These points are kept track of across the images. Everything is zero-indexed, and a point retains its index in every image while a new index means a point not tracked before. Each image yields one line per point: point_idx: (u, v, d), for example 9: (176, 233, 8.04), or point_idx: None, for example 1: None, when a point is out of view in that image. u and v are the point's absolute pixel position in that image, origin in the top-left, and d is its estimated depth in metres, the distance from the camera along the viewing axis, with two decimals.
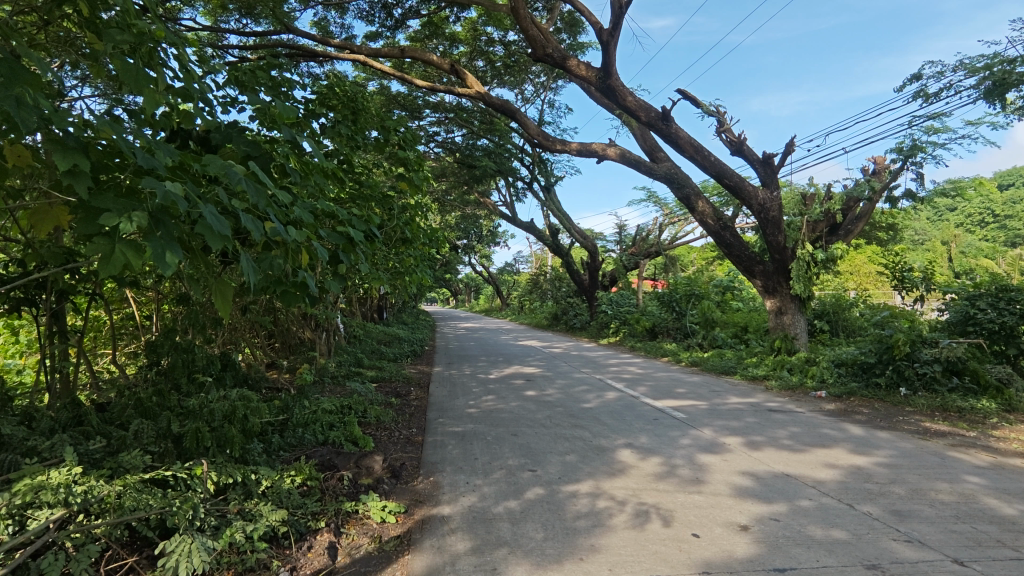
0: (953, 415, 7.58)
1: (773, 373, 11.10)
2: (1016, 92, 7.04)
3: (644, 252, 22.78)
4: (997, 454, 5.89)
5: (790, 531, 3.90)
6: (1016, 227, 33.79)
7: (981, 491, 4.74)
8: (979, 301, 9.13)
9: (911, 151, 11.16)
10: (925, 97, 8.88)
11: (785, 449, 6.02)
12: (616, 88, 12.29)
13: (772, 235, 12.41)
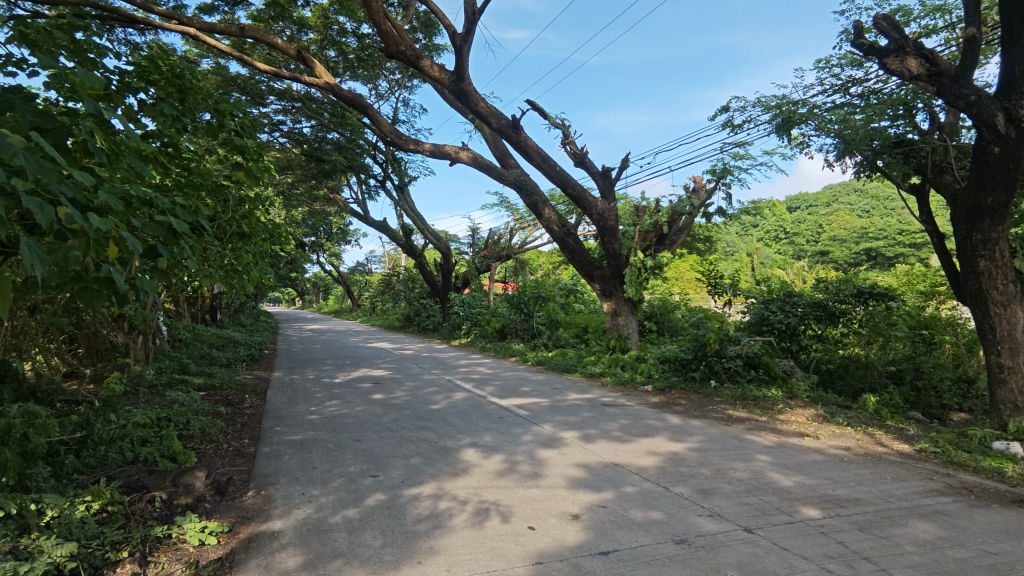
0: (750, 403, 8.81)
1: (608, 369, 12.04)
2: (797, 129, 8.35)
3: (496, 255, 23.43)
4: (781, 435, 6.97)
5: (614, 516, 4.24)
6: (800, 243, 40.25)
7: (768, 467, 5.57)
8: (771, 305, 10.69)
9: (722, 173, 12.77)
10: (731, 128, 10.20)
11: (614, 440, 6.55)
12: (469, 92, 12.46)
13: (609, 243, 13.45)
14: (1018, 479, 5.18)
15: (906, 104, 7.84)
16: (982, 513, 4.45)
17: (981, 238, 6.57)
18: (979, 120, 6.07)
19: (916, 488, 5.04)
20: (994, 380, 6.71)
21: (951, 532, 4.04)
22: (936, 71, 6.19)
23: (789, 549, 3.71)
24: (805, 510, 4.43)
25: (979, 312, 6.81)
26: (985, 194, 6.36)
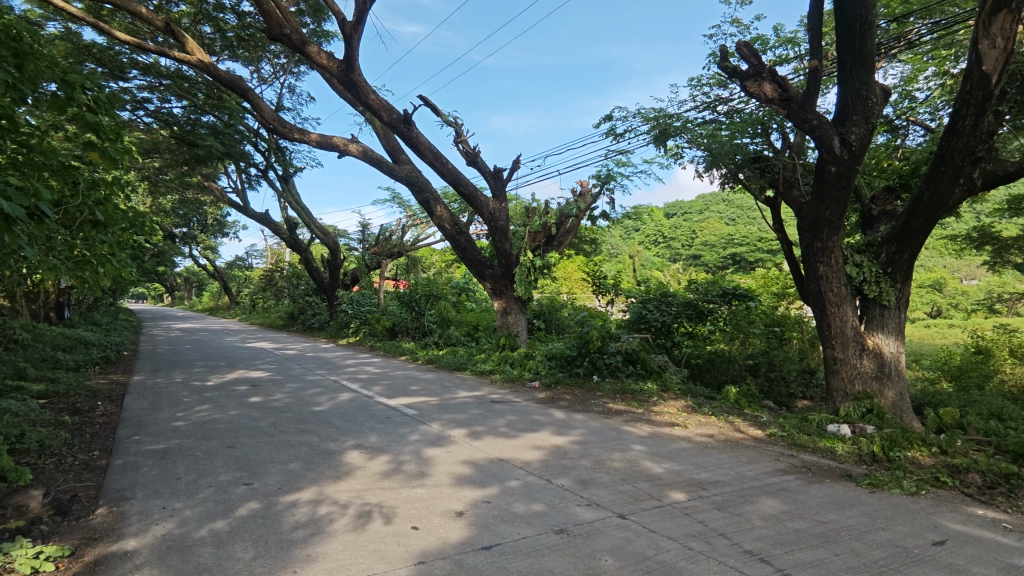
0: (628, 396, 9.36)
1: (498, 366, 12.23)
2: (672, 140, 8.98)
3: (386, 252, 22.90)
4: (654, 425, 7.49)
5: (498, 511, 4.32)
6: (676, 247, 43.41)
7: (642, 456, 5.95)
8: (648, 304, 11.42)
9: (606, 178, 13.41)
10: (613, 136, 10.75)
11: (501, 437, 6.66)
12: (359, 84, 12.06)
13: (500, 242, 13.66)
14: (846, 456, 5.97)
15: (763, 123, 8.73)
16: (817, 488, 5.07)
17: (821, 247, 7.47)
18: (820, 142, 6.90)
19: (766, 469, 5.63)
20: (830, 370, 7.67)
21: (792, 507, 4.56)
22: (787, 96, 6.95)
23: (656, 532, 3.99)
24: (672, 495, 4.79)
25: (819, 311, 7.73)
26: (823, 208, 7.24)
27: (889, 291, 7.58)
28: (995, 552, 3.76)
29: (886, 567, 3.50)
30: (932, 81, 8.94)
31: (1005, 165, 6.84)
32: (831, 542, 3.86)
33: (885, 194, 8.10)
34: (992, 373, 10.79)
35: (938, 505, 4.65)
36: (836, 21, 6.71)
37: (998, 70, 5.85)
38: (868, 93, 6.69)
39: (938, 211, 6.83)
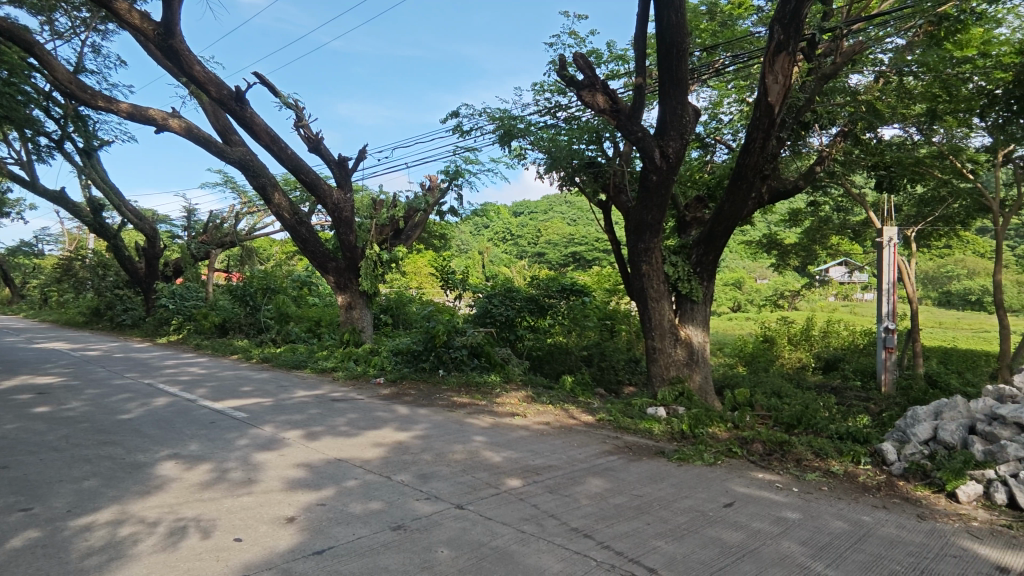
0: (473, 389, 9.56)
1: (340, 364, 11.74)
2: (516, 141, 9.33)
3: (216, 241, 20.80)
4: (495, 416, 7.74)
5: (333, 513, 4.16)
6: (523, 244, 45.12)
7: (483, 446, 6.12)
8: (494, 299, 11.64)
9: (454, 175, 13.52)
10: (460, 133, 10.86)
11: (340, 436, 6.42)
12: (181, 52, 10.83)
13: (344, 234, 13.09)
14: (661, 435, 6.71)
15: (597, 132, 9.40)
16: (636, 465, 5.62)
17: (644, 248, 8.27)
18: (644, 152, 7.62)
19: (594, 451, 6.12)
20: (651, 358, 8.56)
21: (613, 484, 5.01)
22: (617, 108, 7.56)
23: (492, 519, 4.14)
24: (509, 481, 5.00)
25: (642, 305, 8.56)
26: (646, 212, 8.04)
27: (697, 288, 8.61)
28: (769, 508, 4.47)
29: (686, 530, 3.99)
30: (733, 106, 10.32)
31: (785, 183, 8.12)
32: (644, 513, 4.31)
33: (697, 203, 9.17)
34: (774, 357, 12.82)
35: (729, 472, 5.42)
36: (658, 45, 7.40)
37: (779, 102, 6.90)
38: (682, 112, 7.53)
39: (736, 219, 7.94)
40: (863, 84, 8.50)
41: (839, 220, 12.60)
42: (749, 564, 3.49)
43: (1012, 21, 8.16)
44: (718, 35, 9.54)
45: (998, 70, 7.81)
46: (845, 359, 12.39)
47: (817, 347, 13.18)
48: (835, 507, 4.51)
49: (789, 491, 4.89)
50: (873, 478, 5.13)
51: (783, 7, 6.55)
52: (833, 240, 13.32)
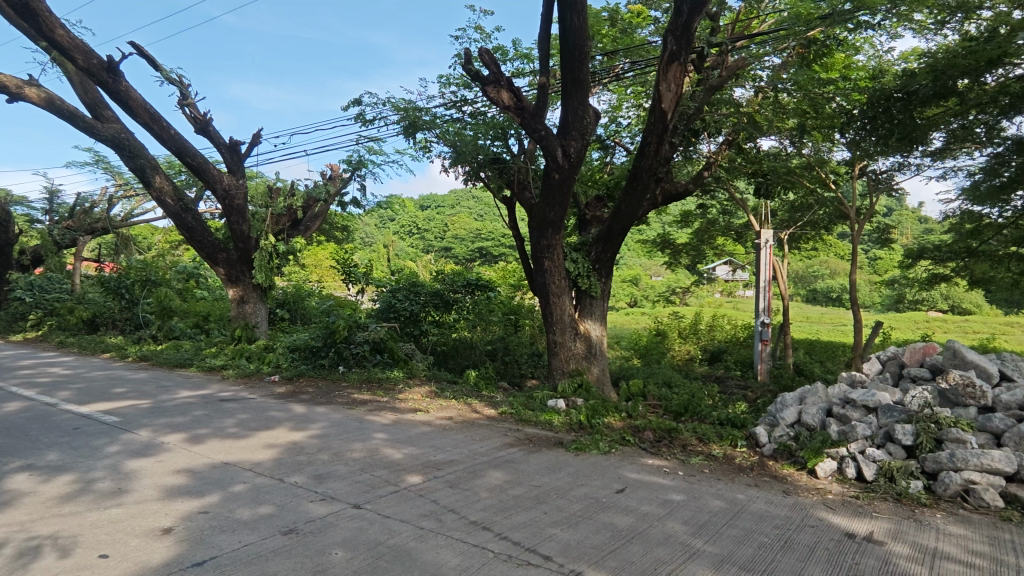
0: (374, 385, 9.33)
1: (231, 362, 11.00)
2: (421, 133, 9.21)
3: (85, 228, 18.70)
4: (398, 412, 7.61)
5: (217, 520, 3.90)
6: (430, 238, 44.59)
7: (383, 443, 6.00)
8: (398, 293, 11.57)
9: (357, 165, 13.10)
10: (362, 122, 10.51)
11: (228, 438, 6.03)
12: (38, 13, 9.73)
13: (236, 223, 12.27)
14: (560, 426, 6.93)
15: (502, 129, 9.51)
16: (536, 456, 5.76)
17: (547, 244, 8.47)
18: (547, 151, 7.79)
19: (495, 444, 6.19)
20: (552, 352, 8.81)
21: (513, 476, 5.10)
22: (521, 106, 7.67)
23: (390, 517, 4.07)
24: (409, 478, 4.94)
25: (544, 300, 8.78)
26: (549, 209, 8.22)
27: (596, 284, 8.95)
28: (657, 491, 4.76)
29: (581, 517, 4.15)
30: (631, 110, 10.81)
31: (677, 185, 8.63)
32: (542, 502, 4.43)
33: (596, 203, 9.53)
34: (666, 350, 13.60)
35: (622, 459, 5.70)
36: (561, 46, 7.58)
37: (672, 108, 7.30)
38: (583, 113, 7.78)
39: (632, 219, 8.34)
40: (745, 97, 9.20)
41: (724, 222, 13.59)
42: (637, 545, 3.69)
43: (869, 49, 9.16)
44: (618, 42, 9.91)
45: (856, 92, 8.74)
46: (727, 351, 13.46)
47: (704, 340, 14.15)
48: (715, 488, 4.88)
49: (675, 475, 5.22)
50: (748, 459, 5.61)
51: (675, 19, 6.93)
52: (719, 241, 14.31)
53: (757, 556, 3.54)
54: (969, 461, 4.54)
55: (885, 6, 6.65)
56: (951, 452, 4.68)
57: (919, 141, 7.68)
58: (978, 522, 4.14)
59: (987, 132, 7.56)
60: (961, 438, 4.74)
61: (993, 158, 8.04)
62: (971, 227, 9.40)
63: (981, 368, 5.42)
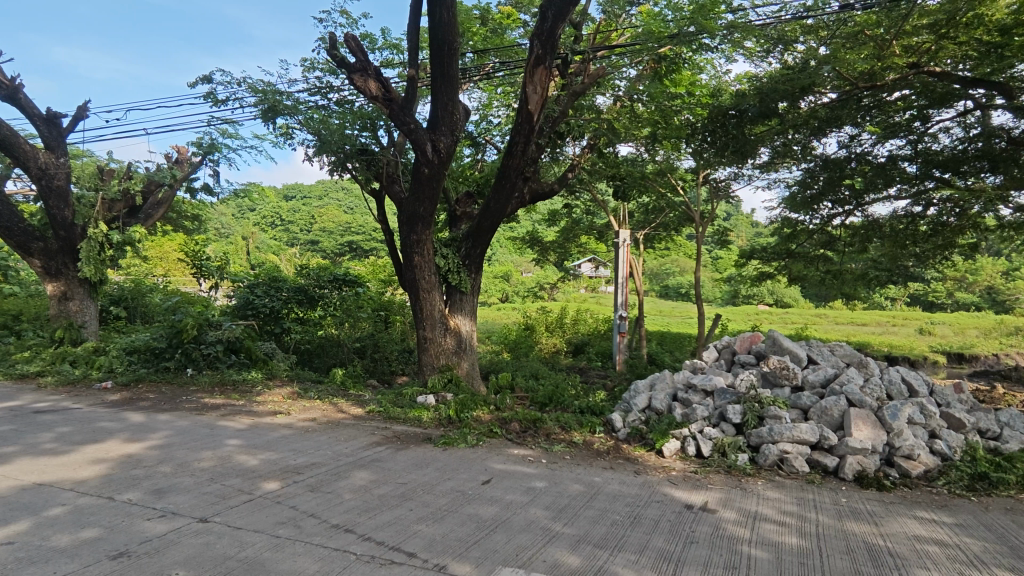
0: (228, 388, 8.61)
1: (50, 367, 9.55)
2: (282, 118, 8.63)
3: None
4: (254, 416, 7.10)
5: (25, 551, 3.37)
6: (295, 231, 42.07)
7: (236, 450, 5.56)
8: (257, 289, 11.04)
9: (208, 148, 11.96)
10: (213, 102, 9.64)
11: (43, 455, 5.23)
12: None
13: (56, 208, 10.67)
14: (429, 422, 6.92)
15: (371, 120, 9.25)
16: (403, 454, 5.69)
17: (416, 239, 8.40)
18: (416, 145, 7.72)
19: (361, 444, 6.02)
20: (422, 348, 8.77)
21: (379, 475, 5.00)
22: (388, 97, 7.56)
23: (241, 528, 3.79)
24: (265, 485, 4.63)
25: (414, 296, 8.71)
26: (419, 204, 8.14)
27: (466, 280, 9.02)
28: (521, 480, 4.93)
29: (446, 511, 4.17)
30: (501, 110, 11.04)
31: (543, 185, 8.96)
32: (407, 500, 4.39)
33: (466, 199, 9.61)
34: (534, 343, 14.07)
35: (489, 451, 5.83)
36: (430, 40, 7.53)
37: (538, 110, 7.56)
38: (453, 109, 7.78)
39: (500, 216, 8.51)
40: (606, 104, 9.77)
41: (587, 222, 14.35)
42: (501, 533, 3.80)
43: (711, 70, 10.17)
44: (488, 41, 10.05)
45: (699, 107, 9.67)
46: (589, 343, 14.34)
47: (569, 333, 14.88)
48: (574, 472, 5.16)
49: (539, 463, 5.45)
50: (605, 443, 6.00)
51: (541, 24, 7.15)
52: (582, 240, 15.03)
53: (609, 533, 3.81)
54: (783, 434, 5.25)
55: (723, 31, 7.40)
56: (769, 427, 5.37)
57: (749, 155, 8.69)
58: (790, 486, 4.80)
59: (801, 150, 8.83)
60: (778, 414, 5.46)
61: (807, 173, 9.27)
62: (789, 231, 10.89)
63: (794, 353, 6.28)
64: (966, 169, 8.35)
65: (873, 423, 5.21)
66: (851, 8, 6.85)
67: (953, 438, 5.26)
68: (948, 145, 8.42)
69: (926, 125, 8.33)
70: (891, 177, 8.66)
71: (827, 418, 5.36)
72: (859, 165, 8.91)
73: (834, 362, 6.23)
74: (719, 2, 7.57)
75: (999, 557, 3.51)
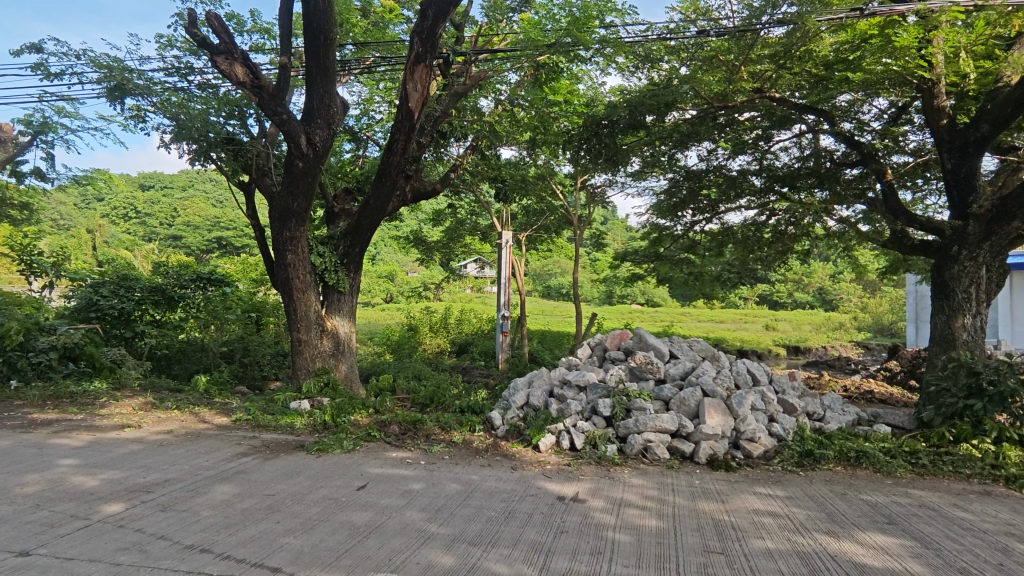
0: (64, 401, 7.59)
1: None
2: (131, 99, 7.74)
3: None
4: (96, 431, 6.32)
5: None
6: (152, 224, 38.09)
7: (71, 471, 4.92)
8: (102, 288, 9.88)
9: (39, 128, 10.45)
10: (44, 74, 8.45)
11: None
12: None
13: None
14: (302, 429, 6.59)
15: (239, 108, 8.65)
16: (271, 463, 5.37)
17: (289, 236, 7.95)
18: (289, 136, 7.31)
19: (224, 455, 5.59)
20: (296, 351, 8.31)
21: (243, 487, 4.67)
22: (258, 84, 7.14)
23: (73, 559, 3.36)
24: (105, 508, 4.15)
25: (287, 296, 8.26)
26: (292, 199, 7.73)
27: (344, 280, 8.69)
28: (398, 483, 4.85)
29: (316, 520, 3.99)
30: (383, 105, 10.78)
31: (425, 184, 8.87)
32: (274, 512, 4.14)
33: (344, 195, 9.30)
34: (417, 344, 13.90)
35: (366, 456, 5.67)
36: (304, 27, 7.18)
37: (418, 108, 7.48)
38: (330, 102, 7.48)
39: (381, 214, 8.31)
40: (489, 107, 9.89)
41: (472, 223, 14.43)
42: (374, 539, 3.71)
43: (587, 80, 10.66)
44: (369, 35, 9.78)
45: (576, 116, 10.14)
46: (473, 342, 14.48)
47: (453, 333, 14.88)
48: (452, 472, 5.17)
49: (417, 464, 5.39)
50: (484, 441, 6.08)
51: (421, 22, 7.07)
52: (467, 239, 15.02)
53: (484, 530, 3.87)
54: (647, 424, 5.64)
55: (596, 44, 7.78)
56: (635, 418, 5.75)
57: (620, 163, 9.26)
58: (652, 472, 5.18)
59: (668, 160, 9.75)
60: (643, 406, 5.86)
61: (671, 183, 10.17)
62: (655, 236, 11.74)
63: (658, 349, 6.78)
64: (801, 185, 9.46)
65: (723, 411, 5.77)
66: (707, 33, 7.50)
67: (787, 422, 5.97)
68: (787, 163, 9.61)
69: (769, 143, 9.39)
70: (740, 189, 9.66)
71: (685, 408, 5.85)
72: (714, 177, 9.82)
73: (692, 357, 6.81)
74: (592, 17, 7.91)
75: (818, 522, 4.03)
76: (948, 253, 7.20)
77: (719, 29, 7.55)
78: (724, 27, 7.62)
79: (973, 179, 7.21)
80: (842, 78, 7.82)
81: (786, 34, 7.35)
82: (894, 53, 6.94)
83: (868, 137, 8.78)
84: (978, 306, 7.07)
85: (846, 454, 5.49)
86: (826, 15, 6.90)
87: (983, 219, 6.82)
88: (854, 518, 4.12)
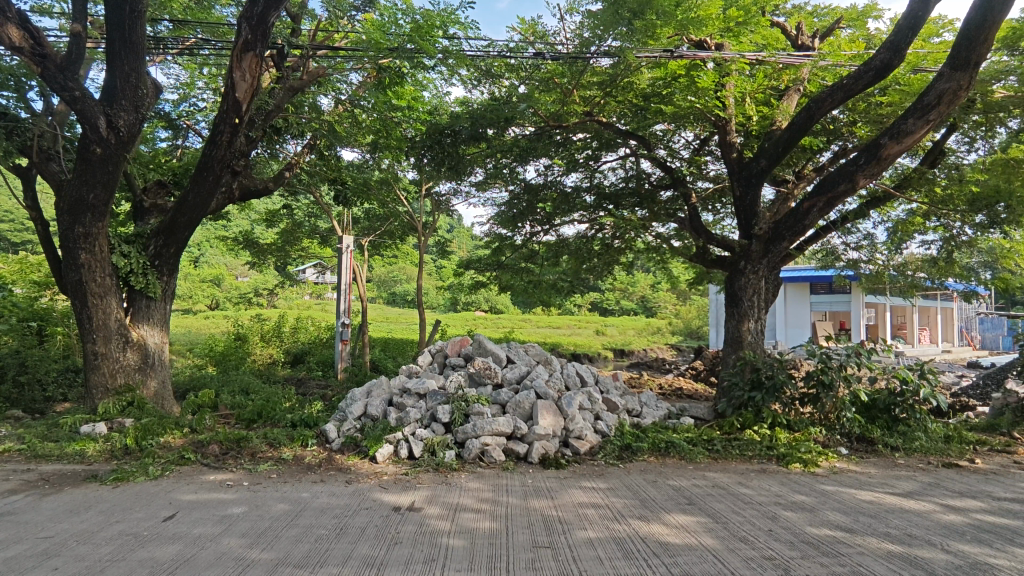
0: None
1: None
2: None
3: None
4: None
5: None
6: None
7: None
8: None
9: None
10: None
11: None
12: None
13: None
14: (96, 456, 5.70)
15: (15, 77, 7.30)
16: (51, 500, 4.56)
17: (82, 232, 6.87)
18: (82, 117, 6.33)
19: None
20: (90, 366, 7.14)
21: (9, 532, 3.90)
22: (41, 52, 6.16)
23: None
24: None
25: (78, 302, 7.09)
26: (86, 189, 6.67)
27: (155, 284, 7.68)
28: (215, 508, 4.40)
29: (109, 561, 3.47)
30: (207, 92, 9.81)
31: (255, 182, 8.22)
32: (51, 557, 3.52)
33: (157, 189, 8.30)
34: (246, 355, 12.72)
35: (177, 482, 5.05)
36: None
37: (246, 100, 6.91)
38: (138, 82, 6.58)
39: (202, 211, 7.51)
40: (329, 106, 9.51)
41: (310, 225, 13.60)
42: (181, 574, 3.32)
43: (432, 89, 10.69)
44: (188, 13, 8.84)
45: (420, 123, 10.10)
46: (309, 352, 13.69)
47: (287, 342, 13.88)
48: (279, 492, 4.82)
49: (238, 486, 4.94)
50: (317, 456, 5.77)
51: (251, 7, 6.55)
52: (305, 243, 14.08)
53: (312, 550, 3.67)
54: (484, 428, 5.79)
55: (439, 55, 7.83)
56: (473, 423, 5.87)
57: (463, 172, 9.41)
58: (488, 475, 5.31)
59: (509, 172, 10.11)
60: (481, 411, 6.00)
61: (512, 195, 10.60)
62: (496, 245, 12.22)
63: (495, 354, 6.97)
64: (624, 203, 10.46)
65: (554, 412, 6.14)
66: (543, 56, 7.95)
67: (610, 419, 6.51)
68: (614, 182, 10.53)
69: (597, 163, 10.24)
70: (573, 204, 10.41)
71: (520, 410, 6.13)
72: (550, 192, 10.45)
73: (528, 361, 7.15)
74: (436, 26, 7.93)
75: (633, 509, 4.46)
76: (737, 267, 8.42)
77: (554, 53, 8.04)
78: (559, 52, 8.13)
79: (755, 206, 8.48)
80: (657, 109, 8.54)
81: (612, 65, 8.02)
82: (698, 92, 8.03)
83: (677, 163, 9.99)
84: (759, 312, 8.34)
85: (657, 445, 6.15)
86: (644, 52, 7.57)
87: (763, 240, 8.09)
88: (662, 502, 4.62)
